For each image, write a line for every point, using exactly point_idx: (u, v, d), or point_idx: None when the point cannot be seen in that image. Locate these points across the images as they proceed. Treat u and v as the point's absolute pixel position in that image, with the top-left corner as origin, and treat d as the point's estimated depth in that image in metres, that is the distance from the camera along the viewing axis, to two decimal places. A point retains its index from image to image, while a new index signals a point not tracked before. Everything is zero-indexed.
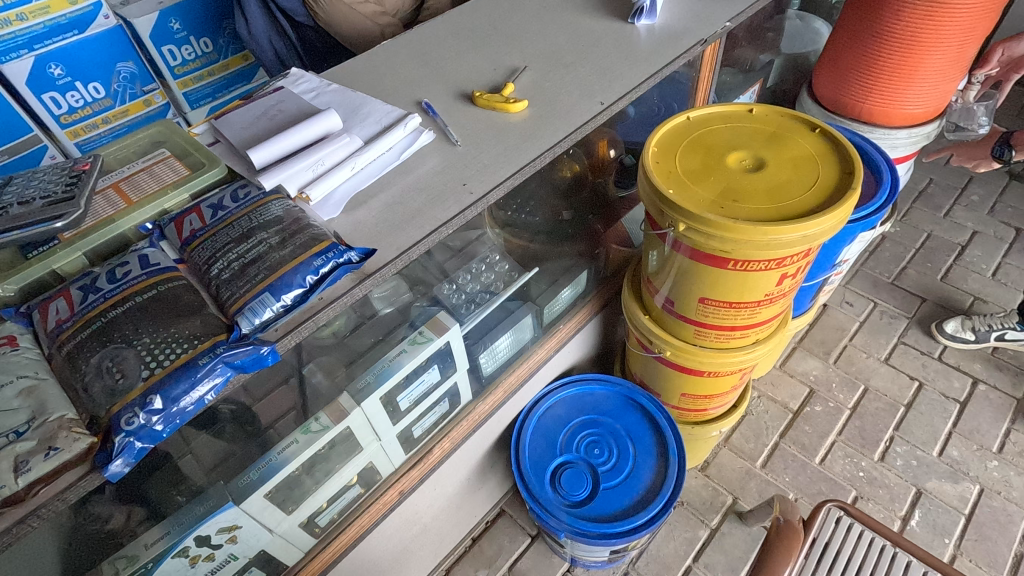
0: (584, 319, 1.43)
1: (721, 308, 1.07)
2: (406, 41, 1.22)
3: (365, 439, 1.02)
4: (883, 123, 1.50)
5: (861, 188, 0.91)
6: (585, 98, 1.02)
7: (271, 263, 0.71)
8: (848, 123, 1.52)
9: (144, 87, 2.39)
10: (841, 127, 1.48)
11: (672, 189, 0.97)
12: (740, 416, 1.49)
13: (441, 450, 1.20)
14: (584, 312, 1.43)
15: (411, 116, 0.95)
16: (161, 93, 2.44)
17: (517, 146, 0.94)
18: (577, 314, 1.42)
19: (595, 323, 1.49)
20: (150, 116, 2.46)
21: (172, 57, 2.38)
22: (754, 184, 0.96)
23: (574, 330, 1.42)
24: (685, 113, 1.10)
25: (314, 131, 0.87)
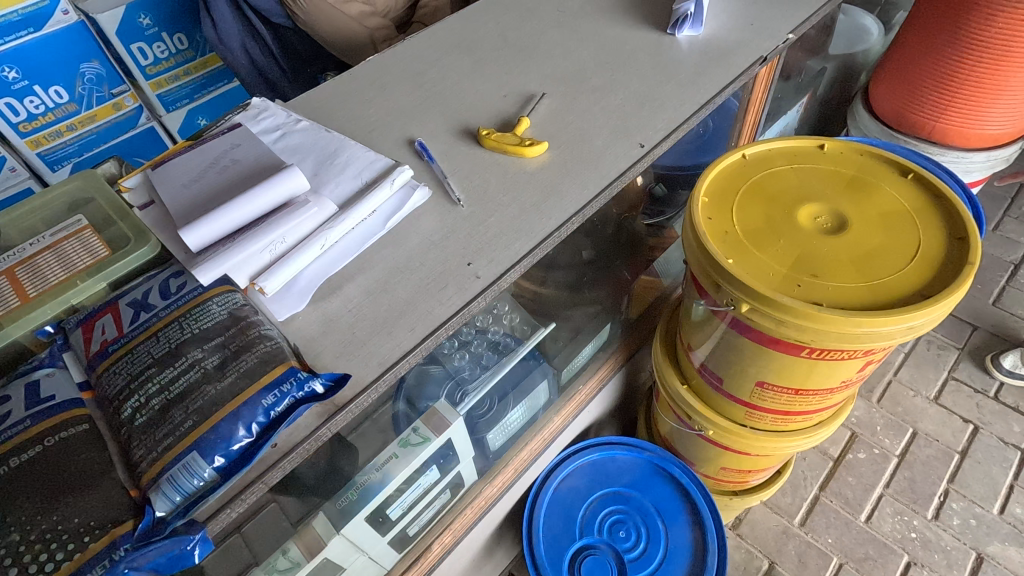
0: (606, 375, 1.24)
1: (784, 394, 0.87)
2: (395, 57, 1.00)
3: (348, 559, 0.83)
4: (958, 144, 1.28)
5: (980, 260, 0.71)
6: (619, 138, 0.80)
7: (201, 404, 0.52)
8: (915, 143, 1.30)
9: (113, 90, 2.16)
10: (908, 149, 1.27)
11: (732, 257, 0.76)
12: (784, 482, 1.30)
13: (441, 545, 1.02)
14: (607, 367, 1.24)
15: (401, 168, 0.74)
16: (133, 96, 2.22)
17: (537, 206, 0.73)
18: (599, 369, 1.23)
19: (618, 379, 1.29)
20: (121, 121, 2.24)
21: (142, 56, 2.14)
22: (837, 251, 0.75)
23: (594, 390, 1.23)
24: (740, 150, 0.90)
25: (273, 196, 0.66)
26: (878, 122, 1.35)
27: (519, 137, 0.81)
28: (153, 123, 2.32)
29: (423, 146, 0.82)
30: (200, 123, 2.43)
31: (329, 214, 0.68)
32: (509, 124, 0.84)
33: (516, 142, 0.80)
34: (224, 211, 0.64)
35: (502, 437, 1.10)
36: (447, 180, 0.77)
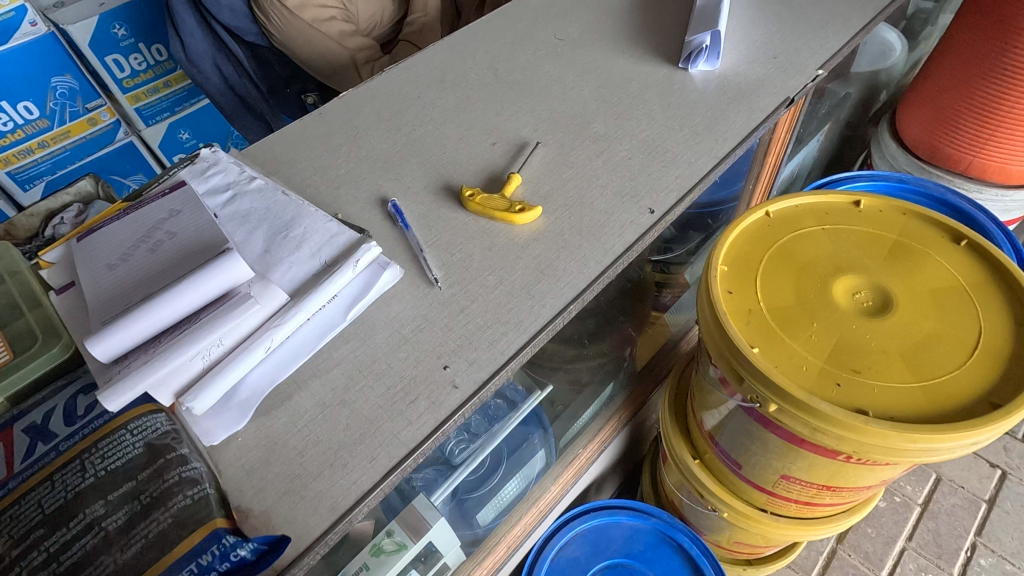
0: (609, 435, 1.14)
1: (811, 489, 0.76)
2: (370, 93, 0.88)
3: None
4: (997, 181, 1.16)
5: None
6: (625, 200, 0.69)
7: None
8: (949, 179, 1.18)
9: (88, 104, 1.98)
10: (942, 185, 1.15)
11: (758, 345, 0.65)
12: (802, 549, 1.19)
13: None
14: (610, 426, 1.14)
15: (368, 243, 0.62)
16: (110, 111, 2.04)
17: (527, 289, 0.61)
18: (601, 429, 1.13)
19: (620, 437, 1.19)
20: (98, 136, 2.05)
21: (119, 70, 1.99)
22: (882, 340, 0.64)
23: (594, 453, 1.13)
24: (763, 207, 0.78)
25: (207, 289, 0.54)
26: (909, 153, 1.22)
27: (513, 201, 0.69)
28: (131, 137, 2.13)
29: (397, 207, 0.70)
30: (181, 137, 2.25)
31: (278, 306, 0.57)
32: (497, 181, 0.72)
33: (509, 207, 0.68)
34: (146, 311, 0.52)
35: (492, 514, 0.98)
36: (423, 253, 0.65)
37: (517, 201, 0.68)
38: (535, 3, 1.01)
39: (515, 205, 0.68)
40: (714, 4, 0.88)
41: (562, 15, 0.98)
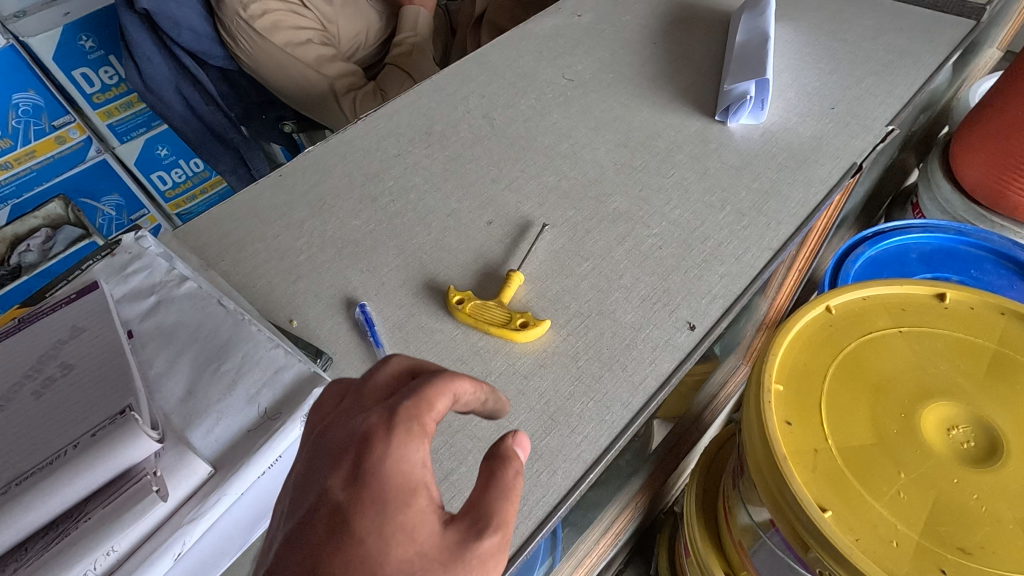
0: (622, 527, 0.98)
1: None
2: (342, 148, 0.73)
3: None
4: None
5: None
6: (656, 310, 0.54)
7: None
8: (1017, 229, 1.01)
9: (54, 121, 1.54)
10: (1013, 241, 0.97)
11: (830, 506, 0.50)
12: None
13: None
14: (625, 517, 0.97)
15: (325, 384, 0.47)
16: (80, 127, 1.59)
17: (532, 443, 0.47)
18: (615, 523, 0.96)
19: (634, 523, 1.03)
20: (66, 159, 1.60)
21: (87, 83, 1.56)
22: (993, 502, 0.49)
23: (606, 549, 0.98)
24: (822, 301, 0.63)
25: (97, 474, 0.39)
26: (963, 198, 1.05)
27: (516, 312, 0.54)
28: (105, 155, 1.67)
29: (367, 314, 0.56)
30: (160, 154, 1.78)
31: (196, 486, 0.42)
32: (493, 278, 0.57)
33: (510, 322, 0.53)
34: (11, 514, 0.38)
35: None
36: None
37: (520, 314, 0.53)
38: (540, 34, 0.86)
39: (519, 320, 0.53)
40: (758, 42, 0.73)
41: (572, 50, 0.83)
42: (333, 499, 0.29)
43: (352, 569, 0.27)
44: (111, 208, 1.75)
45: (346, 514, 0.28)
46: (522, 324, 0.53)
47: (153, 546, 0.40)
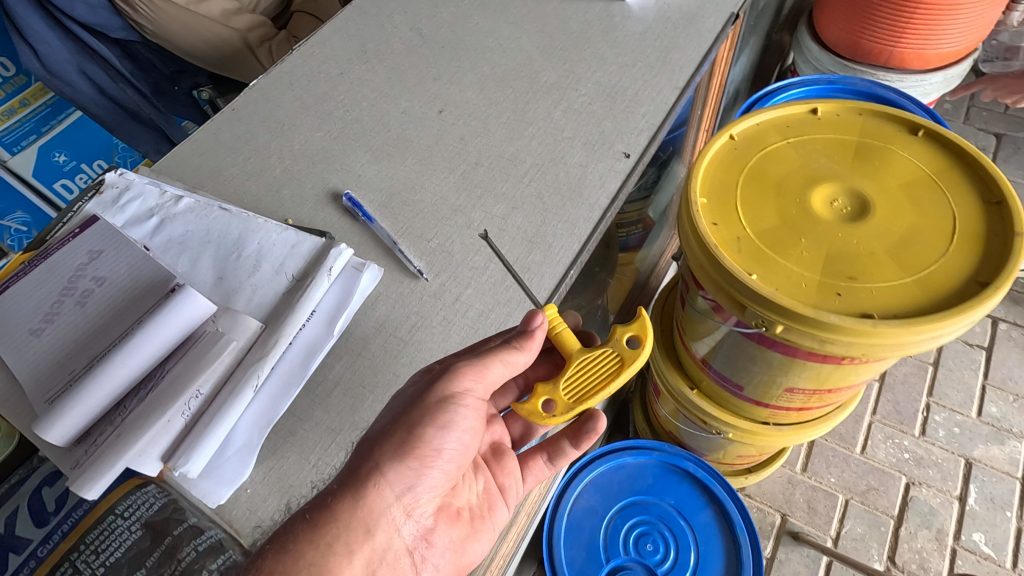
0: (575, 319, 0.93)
1: (812, 396, 0.79)
2: (287, 75, 0.79)
3: None
4: (898, 67, 1.17)
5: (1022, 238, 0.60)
6: (597, 149, 0.65)
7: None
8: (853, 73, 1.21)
9: None
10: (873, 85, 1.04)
11: (755, 271, 0.64)
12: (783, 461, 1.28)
13: None
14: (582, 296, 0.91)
15: (339, 247, 0.55)
16: None
17: (521, 260, 0.58)
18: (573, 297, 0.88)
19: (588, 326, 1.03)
20: None
21: None
22: (868, 243, 0.65)
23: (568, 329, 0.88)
24: (726, 131, 0.76)
25: (175, 330, 0.47)
26: (830, 54, 1.22)
27: (561, 380, 0.56)
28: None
29: (353, 200, 0.63)
30: (59, 161, 1.47)
31: (252, 338, 0.50)
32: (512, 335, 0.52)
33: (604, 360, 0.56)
34: (106, 375, 0.45)
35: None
36: (397, 246, 0.59)
37: (543, 394, 0.55)
38: None
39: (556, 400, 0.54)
40: None
41: None
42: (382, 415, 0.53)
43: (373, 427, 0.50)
44: (18, 224, 1.49)
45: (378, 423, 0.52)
46: (620, 359, 0.55)
47: (231, 386, 0.48)
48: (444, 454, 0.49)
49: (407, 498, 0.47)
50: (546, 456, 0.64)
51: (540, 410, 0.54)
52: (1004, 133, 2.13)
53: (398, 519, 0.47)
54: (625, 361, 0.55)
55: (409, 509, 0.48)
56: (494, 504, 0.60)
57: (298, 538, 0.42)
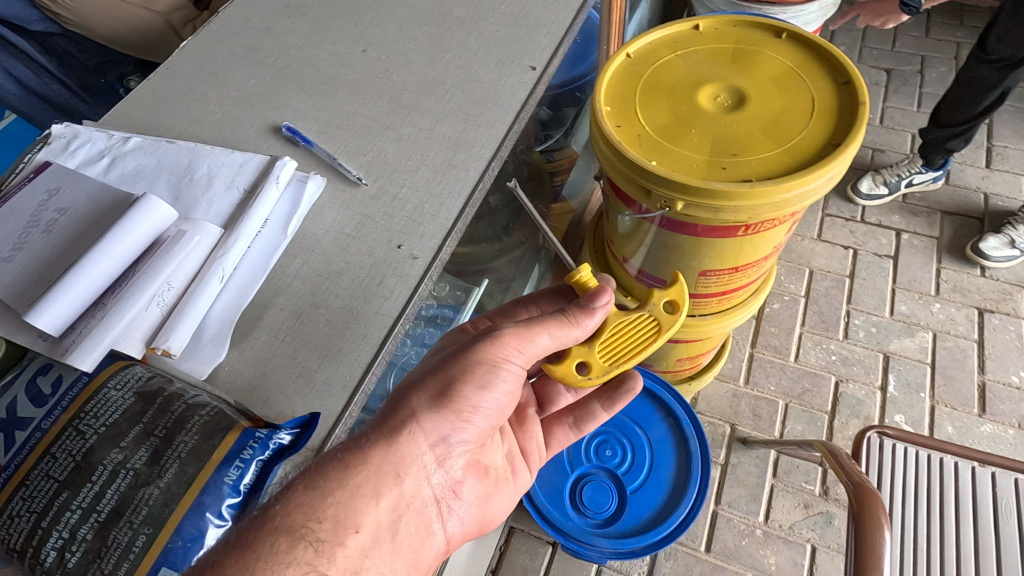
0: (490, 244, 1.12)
1: (724, 276, 0.91)
2: (216, 33, 0.84)
3: None
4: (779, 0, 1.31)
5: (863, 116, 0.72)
6: (508, 66, 0.73)
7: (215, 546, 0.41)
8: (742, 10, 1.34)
9: None
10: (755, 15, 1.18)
11: (654, 159, 0.74)
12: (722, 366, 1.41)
13: None
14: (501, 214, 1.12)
15: (283, 160, 0.62)
16: None
17: (449, 160, 0.66)
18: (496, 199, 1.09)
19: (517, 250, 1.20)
20: None
21: None
22: (746, 126, 0.76)
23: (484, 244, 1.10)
24: (623, 51, 0.86)
25: (143, 234, 0.53)
26: None
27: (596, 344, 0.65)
28: None
29: (292, 129, 0.69)
30: None
31: (213, 240, 0.57)
32: (569, 316, 0.62)
33: (641, 323, 0.67)
34: (84, 272, 0.50)
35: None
36: (337, 161, 0.66)
37: (578, 357, 0.64)
38: None
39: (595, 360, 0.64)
40: None
41: None
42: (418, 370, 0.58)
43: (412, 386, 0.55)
44: None
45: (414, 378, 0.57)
46: (658, 323, 0.67)
47: (200, 279, 0.54)
48: (479, 411, 0.56)
49: (440, 452, 0.54)
50: (573, 418, 0.87)
51: (573, 370, 0.63)
52: (893, 68, 2.35)
53: (428, 471, 0.53)
54: (661, 325, 0.67)
55: (439, 460, 0.54)
56: (518, 465, 0.75)
57: (330, 473, 0.46)
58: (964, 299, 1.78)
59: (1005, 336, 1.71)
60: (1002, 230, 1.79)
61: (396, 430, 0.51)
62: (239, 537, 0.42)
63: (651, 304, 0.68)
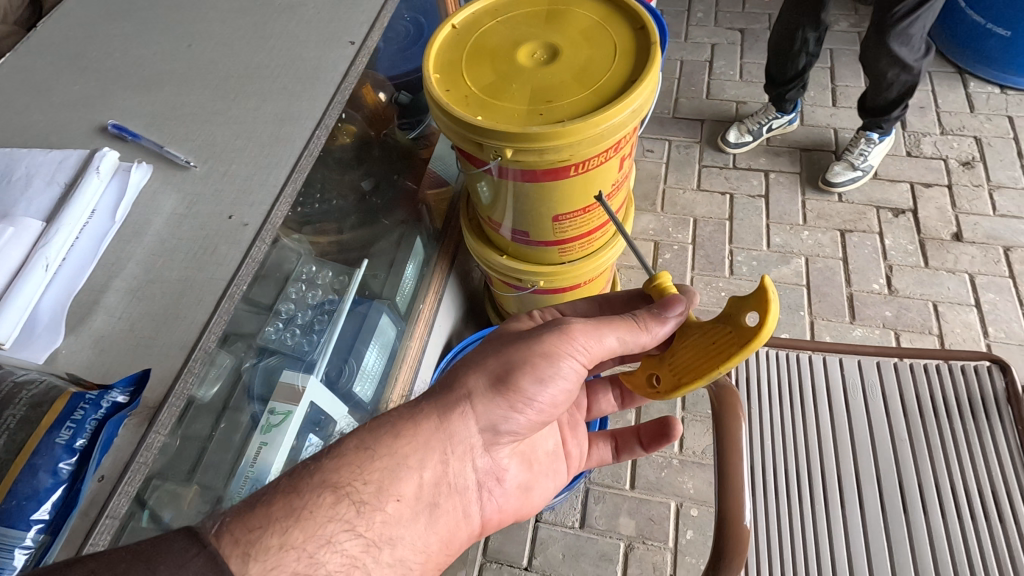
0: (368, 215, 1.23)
1: (577, 218, 0.99)
2: (35, 46, 0.83)
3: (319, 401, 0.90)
4: None
5: (656, 55, 0.82)
6: (328, 44, 0.78)
7: (257, 491, 0.51)
8: None
9: None
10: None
11: (480, 114, 0.81)
12: None
13: None
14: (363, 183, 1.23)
15: (103, 153, 0.65)
16: None
17: (275, 134, 0.69)
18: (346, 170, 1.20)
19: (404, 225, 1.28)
20: None
21: None
22: (560, 75, 0.84)
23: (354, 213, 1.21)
24: (448, 23, 0.93)
25: None
26: None
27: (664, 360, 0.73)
28: None
29: (116, 125, 0.71)
30: None
31: (35, 237, 0.59)
32: (641, 322, 0.68)
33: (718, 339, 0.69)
34: None
35: (249, 486, 0.77)
36: (164, 149, 0.68)
37: (650, 369, 0.74)
38: None
39: (664, 374, 0.72)
40: None
41: None
42: (488, 343, 0.70)
43: (479, 366, 0.66)
44: None
45: (483, 350, 0.69)
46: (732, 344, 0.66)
47: (23, 272, 0.56)
48: (529, 403, 0.66)
49: (484, 433, 0.66)
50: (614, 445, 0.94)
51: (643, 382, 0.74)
52: (745, 28, 2.56)
53: (469, 451, 0.66)
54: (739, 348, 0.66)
55: (473, 443, 0.66)
56: (555, 465, 0.85)
57: (382, 439, 0.59)
58: (828, 224, 1.97)
59: (864, 251, 1.91)
60: (842, 157, 2.00)
61: (449, 409, 0.63)
62: (291, 485, 0.51)
63: (736, 321, 0.66)
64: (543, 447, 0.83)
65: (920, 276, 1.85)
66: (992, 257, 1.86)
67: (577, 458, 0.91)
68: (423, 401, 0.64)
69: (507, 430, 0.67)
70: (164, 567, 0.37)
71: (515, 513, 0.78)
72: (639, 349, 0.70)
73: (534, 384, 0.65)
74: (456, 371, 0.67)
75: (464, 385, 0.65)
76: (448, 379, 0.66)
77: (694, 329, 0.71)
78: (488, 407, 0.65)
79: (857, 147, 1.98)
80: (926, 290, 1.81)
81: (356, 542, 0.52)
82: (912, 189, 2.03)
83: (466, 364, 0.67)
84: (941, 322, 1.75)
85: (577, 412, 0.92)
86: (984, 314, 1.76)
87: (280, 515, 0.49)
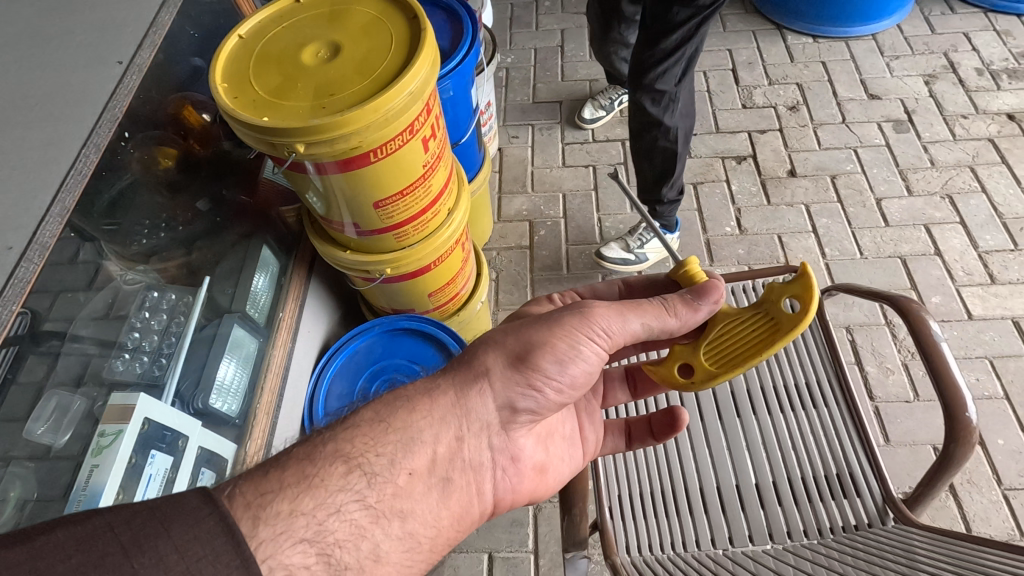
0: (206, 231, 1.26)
1: (399, 202, 1.05)
2: None
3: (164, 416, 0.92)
4: None
5: (427, 39, 0.89)
6: (94, 68, 0.80)
7: (269, 459, 0.54)
8: None
9: None
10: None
11: (267, 115, 0.85)
12: (487, 280, 1.56)
13: (258, 446, 1.07)
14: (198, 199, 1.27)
15: None
16: None
17: (41, 159, 0.71)
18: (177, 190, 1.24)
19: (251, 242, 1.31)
20: None
21: None
22: (341, 69, 0.89)
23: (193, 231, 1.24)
24: (234, 33, 0.96)
25: None
26: None
27: (700, 351, 0.78)
28: None
29: None
30: None
31: None
32: (669, 307, 0.75)
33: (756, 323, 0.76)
34: None
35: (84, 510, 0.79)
36: None
37: (682, 359, 0.79)
38: None
39: (699, 362, 0.78)
40: None
41: None
42: (510, 324, 0.78)
43: (503, 346, 0.73)
44: None
45: (504, 330, 0.76)
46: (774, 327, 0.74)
47: None
48: (548, 381, 0.72)
49: (501, 410, 0.71)
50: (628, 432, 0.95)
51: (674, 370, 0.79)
52: None
53: (484, 426, 0.71)
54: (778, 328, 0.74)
55: (484, 418, 0.70)
56: (572, 449, 0.88)
57: (396, 414, 0.64)
58: None
59: (715, 199, 2.09)
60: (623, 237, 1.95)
61: (463, 389, 0.70)
62: (299, 454, 0.56)
63: (778, 306, 0.74)
64: (560, 429, 0.87)
65: (764, 213, 2.04)
66: (822, 187, 2.08)
67: (593, 445, 0.93)
68: (442, 379, 0.71)
69: (522, 408, 0.73)
70: (178, 527, 0.40)
71: (529, 495, 0.80)
72: (665, 333, 0.76)
73: (555, 364, 0.71)
74: (474, 352, 0.74)
75: (485, 363, 0.72)
76: (467, 359, 0.74)
77: (729, 315, 0.78)
78: (504, 385, 0.71)
79: (636, 231, 1.93)
80: (771, 225, 2.01)
81: (366, 512, 0.56)
82: (749, 137, 2.24)
83: (486, 343, 0.75)
84: (786, 251, 1.94)
85: (591, 400, 0.96)
86: (820, 237, 1.96)
87: (291, 481, 0.52)
